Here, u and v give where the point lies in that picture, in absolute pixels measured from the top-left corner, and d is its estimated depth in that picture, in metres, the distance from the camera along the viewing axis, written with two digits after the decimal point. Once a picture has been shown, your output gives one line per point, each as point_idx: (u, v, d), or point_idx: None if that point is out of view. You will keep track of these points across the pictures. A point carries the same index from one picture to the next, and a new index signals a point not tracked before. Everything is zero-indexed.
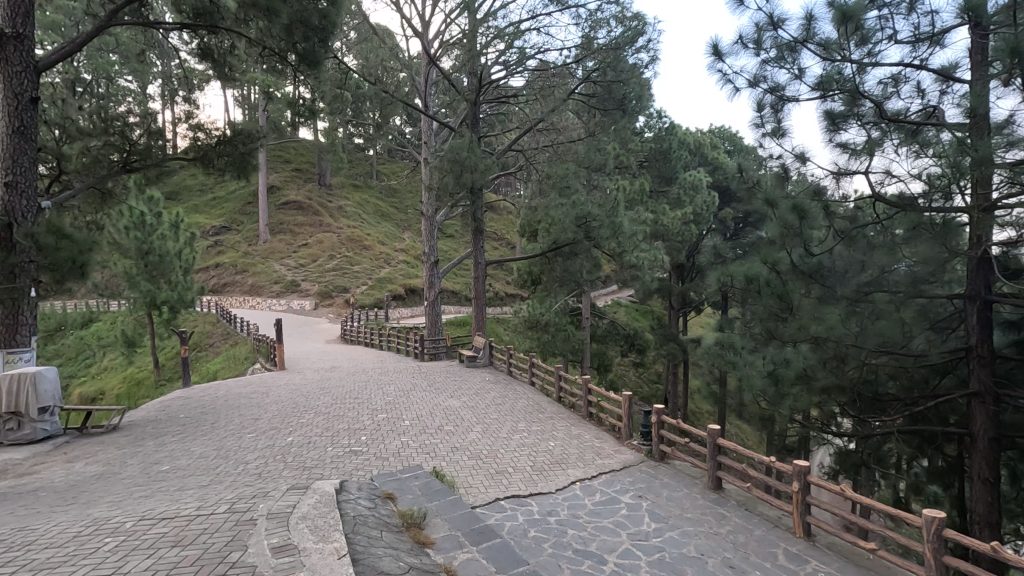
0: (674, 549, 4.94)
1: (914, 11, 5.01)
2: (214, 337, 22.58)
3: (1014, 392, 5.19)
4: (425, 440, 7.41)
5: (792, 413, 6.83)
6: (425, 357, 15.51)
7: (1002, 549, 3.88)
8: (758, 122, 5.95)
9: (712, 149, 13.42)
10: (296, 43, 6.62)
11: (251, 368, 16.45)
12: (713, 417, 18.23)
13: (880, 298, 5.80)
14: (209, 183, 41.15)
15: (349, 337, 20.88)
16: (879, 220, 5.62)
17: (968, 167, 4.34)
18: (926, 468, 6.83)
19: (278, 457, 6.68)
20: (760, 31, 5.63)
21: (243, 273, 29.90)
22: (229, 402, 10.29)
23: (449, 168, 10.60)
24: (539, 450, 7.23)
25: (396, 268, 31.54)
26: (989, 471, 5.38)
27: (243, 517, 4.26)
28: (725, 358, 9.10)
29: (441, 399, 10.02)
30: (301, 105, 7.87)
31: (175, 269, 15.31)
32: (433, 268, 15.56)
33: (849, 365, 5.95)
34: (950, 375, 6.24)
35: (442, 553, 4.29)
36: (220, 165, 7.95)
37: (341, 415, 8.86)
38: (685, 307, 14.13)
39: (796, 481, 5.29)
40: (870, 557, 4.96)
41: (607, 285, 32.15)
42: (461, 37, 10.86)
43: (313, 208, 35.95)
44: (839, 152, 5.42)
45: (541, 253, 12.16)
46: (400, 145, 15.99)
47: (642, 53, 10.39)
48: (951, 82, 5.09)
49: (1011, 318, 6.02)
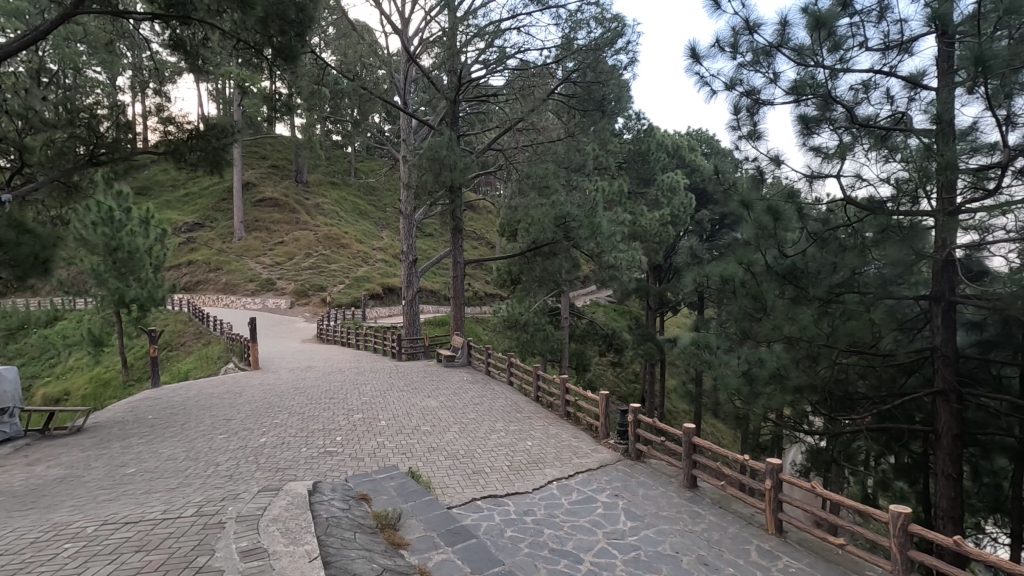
0: (649, 547, 4.97)
1: (884, 19, 5.12)
2: (186, 336, 22.06)
3: (977, 390, 5.35)
4: (402, 440, 7.35)
5: (766, 411, 6.93)
6: (404, 356, 15.41)
7: (965, 543, 4.00)
8: (734, 125, 6.01)
9: (690, 151, 13.54)
10: (272, 37, 6.46)
11: (224, 368, 16.14)
12: (690, 417, 18.46)
13: (851, 298, 5.91)
14: (182, 179, 40.16)
15: (326, 337, 20.59)
16: (850, 222, 5.69)
17: (935, 171, 4.46)
18: (894, 464, 7.02)
19: (250, 458, 6.54)
20: (737, 35, 5.69)
21: (216, 271, 29.26)
22: (201, 402, 10.07)
23: (428, 166, 10.51)
24: (516, 450, 7.20)
25: (374, 267, 31.19)
26: (953, 467, 5.51)
27: (211, 520, 4.15)
28: (700, 359, 9.21)
29: (419, 399, 9.94)
30: (278, 100, 7.68)
31: (146, 266, 14.94)
32: (411, 268, 15.40)
33: (821, 364, 6.08)
34: (916, 374, 6.44)
35: (417, 554, 4.25)
36: (192, 160, 7.60)
37: (317, 415, 8.75)
38: (663, 307, 14.28)
39: (769, 479, 5.38)
40: (839, 553, 5.07)
41: (586, 286, 32.43)
42: (442, 35, 10.79)
43: (289, 206, 35.41)
44: (812, 155, 5.51)
45: (520, 253, 12.13)
46: (379, 143, 15.81)
47: (621, 55, 10.42)
48: (919, 89, 5.20)
49: (972, 318, 6.23)
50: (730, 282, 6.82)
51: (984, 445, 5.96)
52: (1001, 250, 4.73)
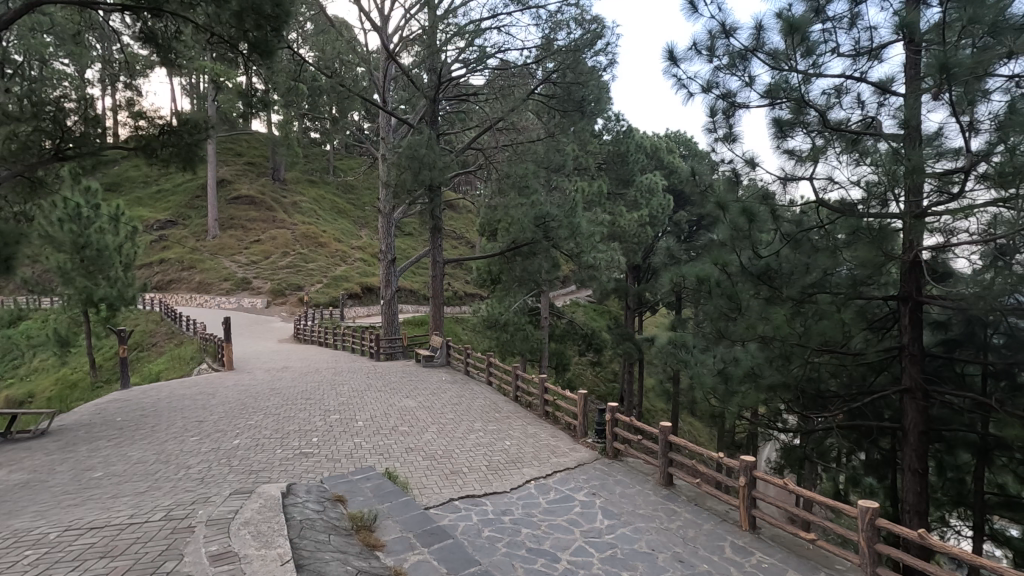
0: (626, 545, 5.01)
1: (855, 26, 5.23)
2: (158, 336, 21.55)
3: (942, 387, 5.49)
4: (379, 441, 7.29)
5: (741, 410, 7.05)
6: (382, 356, 15.30)
7: (930, 536, 4.13)
8: (710, 127, 6.07)
9: (668, 152, 13.71)
10: (247, 31, 6.34)
11: (197, 368, 15.82)
12: (667, 415, 18.69)
13: (823, 299, 6.01)
14: (154, 175, 39.29)
15: (303, 337, 20.32)
16: (823, 224, 5.79)
17: (902, 175, 4.59)
18: (864, 461, 7.20)
19: (223, 461, 6.41)
20: (713, 39, 5.76)
21: (190, 270, 28.64)
22: (173, 404, 9.83)
23: (407, 165, 10.44)
24: (494, 450, 7.20)
25: (353, 266, 30.91)
26: (919, 462, 5.66)
27: (180, 525, 4.07)
28: (677, 358, 9.32)
29: (398, 399, 9.88)
30: (254, 97, 7.53)
31: (116, 264, 14.54)
32: (390, 267, 15.27)
33: (794, 363, 6.22)
34: (885, 373, 6.61)
35: (392, 555, 4.20)
36: (164, 156, 7.27)
37: (293, 416, 8.62)
38: (641, 308, 14.42)
39: (743, 476, 5.47)
40: (810, 548, 5.18)
41: (565, 286, 32.62)
42: (422, 33, 10.73)
43: (266, 203, 34.87)
44: (786, 158, 5.59)
45: (499, 253, 12.14)
46: (357, 141, 15.64)
47: (600, 56, 10.49)
48: (888, 95, 5.32)
49: (938, 319, 6.43)
50: (705, 282, 6.91)
51: (948, 441, 6.17)
52: (965, 252, 4.89)
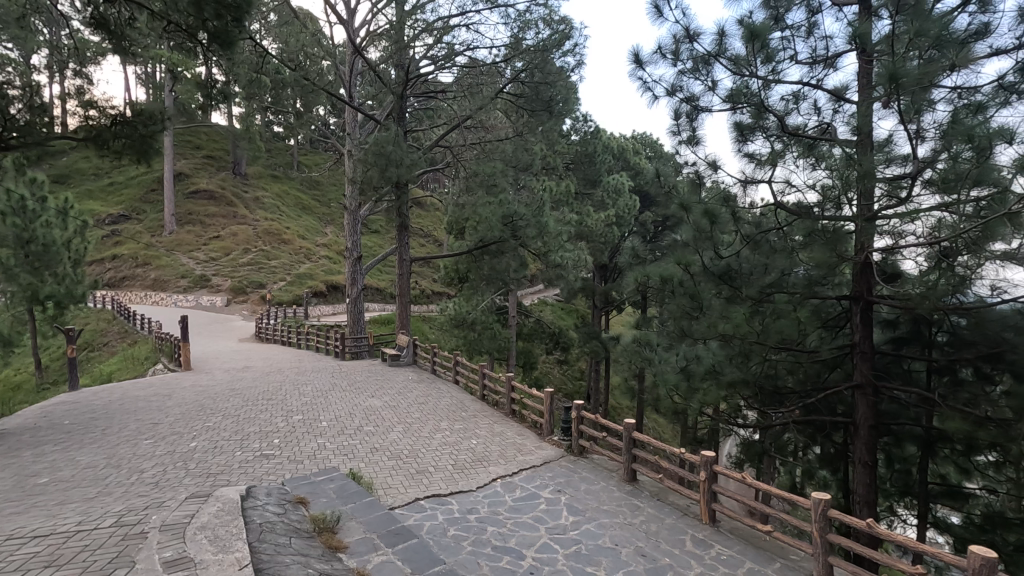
0: (590, 541, 5.07)
1: (812, 34, 5.41)
2: (109, 336, 20.66)
3: (890, 383, 5.74)
4: (344, 441, 7.17)
5: (702, 406, 7.22)
6: (347, 356, 15.07)
7: (877, 525, 4.32)
8: (674, 130, 6.18)
9: (634, 154, 13.94)
10: (207, 20, 6.10)
11: (152, 369, 15.25)
12: (632, 412, 19.03)
13: (780, 298, 6.19)
14: (106, 167, 37.68)
15: (265, 336, 19.84)
16: (780, 225, 5.94)
17: (855, 180, 4.78)
18: (819, 455, 7.48)
19: (179, 464, 6.20)
20: (678, 42, 5.87)
21: (145, 267, 27.52)
22: (125, 406, 9.47)
23: (373, 162, 10.29)
24: (460, 449, 7.18)
25: (317, 263, 30.37)
26: (869, 455, 5.91)
27: (132, 531, 3.93)
28: (642, 356, 9.48)
29: (363, 399, 9.74)
30: (213, 88, 7.25)
31: (64, 260, 13.86)
32: (356, 265, 15.05)
33: (753, 360, 6.42)
34: (838, 369, 6.88)
35: (356, 557, 4.15)
36: (116, 148, 6.82)
37: (254, 417, 8.41)
38: (607, 307, 14.61)
39: (704, 471, 5.60)
40: (766, 539, 5.36)
41: (533, 285, 32.85)
42: (389, 28, 10.59)
43: (226, 198, 33.89)
44: (746, 161, 5.74)
45: (468, 251, 12.00)
46: (322, 136, 15.35)
47: (568, 57, 10.58)
48: (843, 102, 5.52)
49: (887, 318, 6.73)
50: (669, 281, 7.04)
51: (896, 434, 6.46)
52: (912, 254, 5.12)
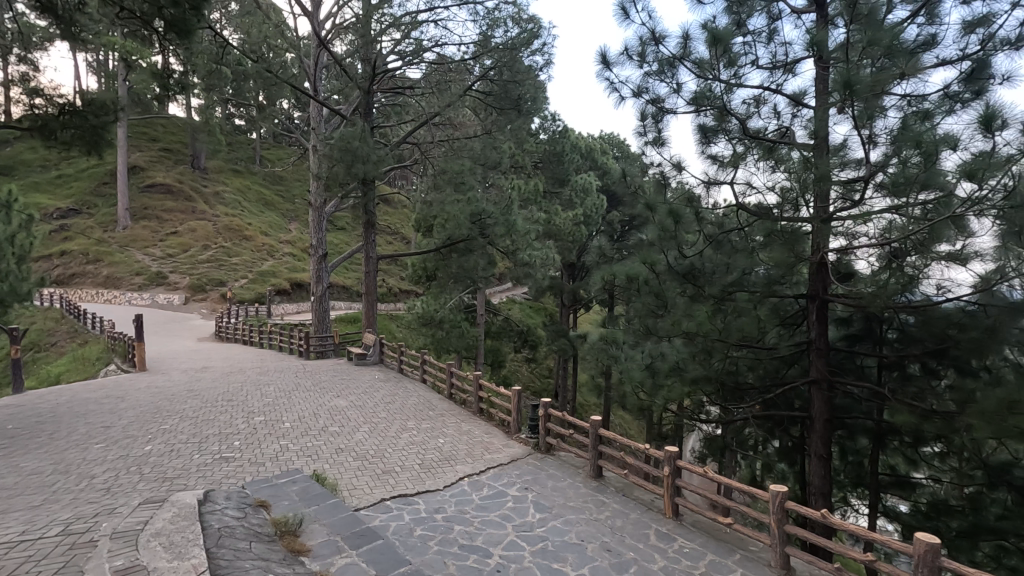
0: (557, 537, 5.11)
1: (772, 40, 5.57)
2: (57, 335, 19.70)
3: (844, 377, 5.97)
4: (307, 442, 7.02)
5: (667, 402, 7.36)
6: (312, 355, 14.78)
7: (831, 515, 4.49)
8: (641, 131, 6.27)
9: (602, 154, 14.08)
10: (163, 8, 5.86)
11: (104, 369, 14.62)
12: (599, 409, 19.27)
13: (741, 297, 6.36)
14: (54, 159, 35.91)
15: (226, 335, 19.27)
16: (742, 226, 6.09)
17: (812, 183, 4.94)
18: (778, 448, 7.71)
19: (132, 469, 5.96)
20: (644, 44, 5.95)
21: (96, 263, 26.35)
22: (75, 409, 9.04)
23: (339, 158, 10.11)
24: (427, 448, 7.13)
25: (281, 261, 29.65)
26: (824, 447, 6.13)
27: (80, 539, 3.76)
28: (608, 353, 9.59)
29: (328, 399, 9.55)
30: (170, 78, 6.97)
31: (7, 256, 13.14)
32: (321, 263, 14.76)
33: (715, 357, 6.58)
34: (795, 365, 7.13)
35: (318, 560, 4.07)
36: (65, 139, 6.46)
37: (213, 418, 8.15)
38: (575, 305, 14.74)
39: (667, 466, 5.72)
40: (727, 532, 5.50)
41: (502, 283, 32.88)
42: (355, 21, 10.40)
43: (184, 193, 32.76)
44: (709, 163, 5.87)
45: (435, 249, 11.93)
46: (286, 131, 14.97)
47: (537, 56, 10.61)
48: (801, 106, 5.70)
49: (842, 315, 6.98)
50: (635, 280, 7.14)
51: (849, 427, 6.72)
52: (865, 254, 5.33)
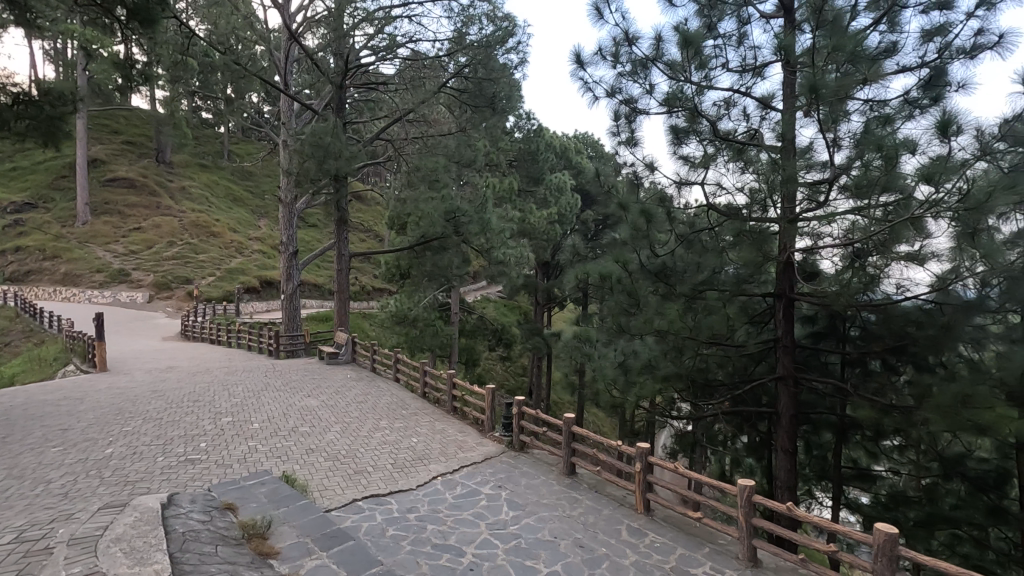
0: (529, 534, 5.13)
1: (742, 43, 5.67)
2: (12, 335, 18.88)
3: (809, 374, 6.14)
4: (277, 443, 6.88)
5: (638, 400, 7.45)
6: (282, 354, 14.50)
7: (795, 508, 4.61)
8: (614, 131, 6.32)
9: (576, 154, 14.16)
10: None
11: (62, 370, 14.07)
12: (573, 406, 19.41)
13: (710, 295, 6.60)
14: (7, 150, 34.34)
15: (192, 334, 18.75)
16: (712, 226, 6.20)
17: (779, 184, 5.06)
18: (746, 443, 7.89)
19: (92, 473, 5.75)
20: (618, 45, 5.99)
21: (54, 260, 25.33)
22: (29, 411, 8.67)
23: (310, 153, 9.92)
24: (400, 447, 7.07)
25: (250, 258, 28.99)
26: (790, 442, 6.29)
27: (34, 547, 3.62)
28: (582, 351, 9.65)
29: (298, 399, 9.39)
30: (133, 69, 6.73)
31: None
32: (291, 260, 14.48)
33: (686, 354, 6.69)
34: (762, 362, 7.41)
35: (288, 562, 3.99)
36: (19, 129, 6.19)
37: (178, 420, 7.92)
38: (549, 304, 14.80)
39: (639, 462, 5.79)
40: (696, 526, 5.60)
41: (477, 281, 32.84)
42: (327, 14, 10.23)
43: (148, 188, 31.76)
44: (681, 163, 5.96)
45: (409, 247, 12.01)
46: (256, 125, 14.63)
47: (512, 54, 10.60)
48: (769, 109, 5.82)
49: (807, 313, 7.18)
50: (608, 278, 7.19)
51: (814, 422, 6.92)
52: (829, 254, 5.48)
